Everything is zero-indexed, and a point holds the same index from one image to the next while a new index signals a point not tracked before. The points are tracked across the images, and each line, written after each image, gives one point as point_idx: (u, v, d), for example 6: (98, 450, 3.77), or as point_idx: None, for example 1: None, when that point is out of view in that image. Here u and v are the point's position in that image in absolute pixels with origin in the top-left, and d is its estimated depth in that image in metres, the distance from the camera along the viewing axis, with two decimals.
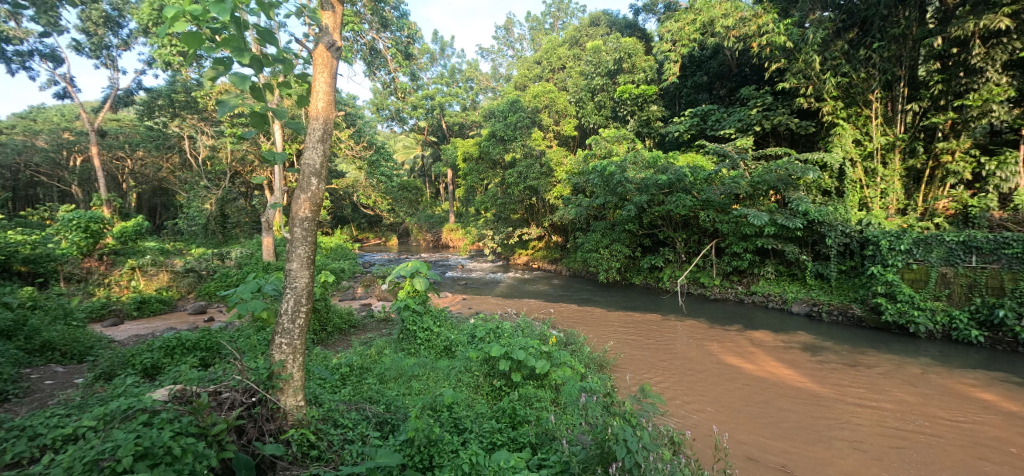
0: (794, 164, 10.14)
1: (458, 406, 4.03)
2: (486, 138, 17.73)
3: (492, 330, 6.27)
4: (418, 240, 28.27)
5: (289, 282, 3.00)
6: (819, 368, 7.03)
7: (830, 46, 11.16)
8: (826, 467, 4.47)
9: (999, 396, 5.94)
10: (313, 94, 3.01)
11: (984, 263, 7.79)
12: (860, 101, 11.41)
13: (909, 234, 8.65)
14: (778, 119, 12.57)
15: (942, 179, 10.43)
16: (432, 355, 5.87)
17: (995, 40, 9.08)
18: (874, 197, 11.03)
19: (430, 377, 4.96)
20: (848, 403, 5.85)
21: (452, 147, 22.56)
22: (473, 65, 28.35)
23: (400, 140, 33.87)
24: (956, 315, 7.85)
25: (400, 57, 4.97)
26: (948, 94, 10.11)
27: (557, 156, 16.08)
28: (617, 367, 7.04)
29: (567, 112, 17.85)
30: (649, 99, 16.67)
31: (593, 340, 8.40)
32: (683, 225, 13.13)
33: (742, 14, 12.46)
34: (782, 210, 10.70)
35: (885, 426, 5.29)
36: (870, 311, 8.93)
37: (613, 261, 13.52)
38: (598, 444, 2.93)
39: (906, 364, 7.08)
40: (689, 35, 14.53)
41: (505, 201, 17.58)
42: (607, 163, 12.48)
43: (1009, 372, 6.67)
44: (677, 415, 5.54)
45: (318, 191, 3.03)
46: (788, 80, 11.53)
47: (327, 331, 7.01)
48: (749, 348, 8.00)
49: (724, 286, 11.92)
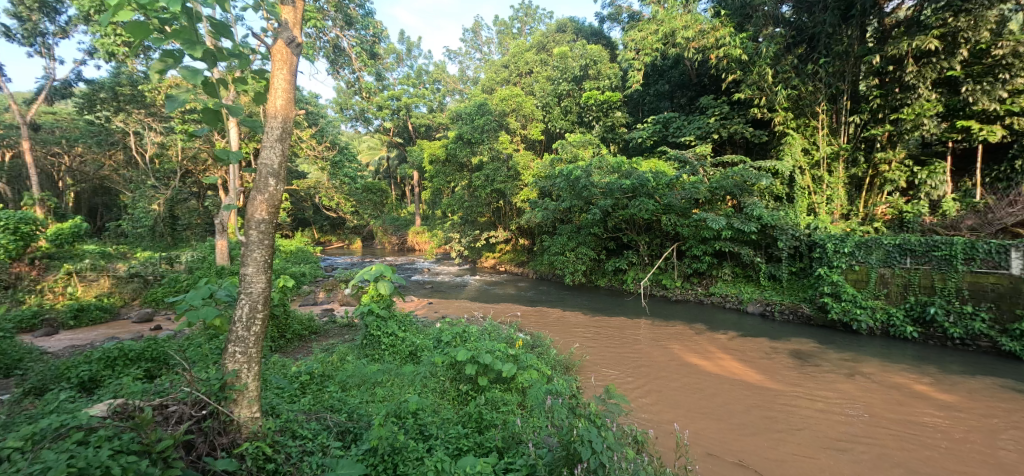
0: (749, 170, 10.61)
1: (424, 413, 3.98)
2: (453, 141, 17.59)
3: (458, 334, 6.23)
4: (383, 243, 27.77)
5: (244, 288, 2.86)
6: (772, 365, 7.36)
7: (781, 60, 11.81)
8: (779, 459, 4.69)
9: (931, 388, 6.42)
10: (271, 91, 2.90)
11: (917, 264, 8.38)
12: (808, 113, 12.11)
13: (852, 237, 9.26)
14: (734, 128, 13.17)
15: (880, 186, 11.21)
16: (397, 361, 5.74)
17: (925, 59, 9.88)
18: (821, 203, 11.72)
19: (395, 383, 4.86)
20: (800, 398, 6.16)
21: (418, 149, 22.29)
22: (440, 67, 28.11)
23: (365, 141, 33.22)
24: (893, 313, 8.43)
25: (365, 57, 4.88)
26: (886, 108, 10.83)
27: (524, 160, 16.22)
28: (583, 369, 7.14)
29: (534, 116, 18.04)
30: (613, 106, 17.17)
31: (559, 342, 8.49)
32: (646, 228, 13.49)
33: (701, 26, 12.95)
34: (738, 215, 11.16)
35: (834, 419, 5.59)
36: (818, 310, 9.46)
37: (578, 264, 13.74)
38: (564, 445, 2.97)
39: (851, 359, 7.54)
40: (651, 45, 15.02)
41: (472, 204, 17.53)
42: (573, 167, 12.67)
43: (940, 365, 7.22)
44: (640, 414, 5.67)
45: (276, 191, 2.91)
46: (743, 91, 12.15)
47: (286, 338, 6.75)
48: (709, 347, 8.31)
49: (685, 287, 12.34)
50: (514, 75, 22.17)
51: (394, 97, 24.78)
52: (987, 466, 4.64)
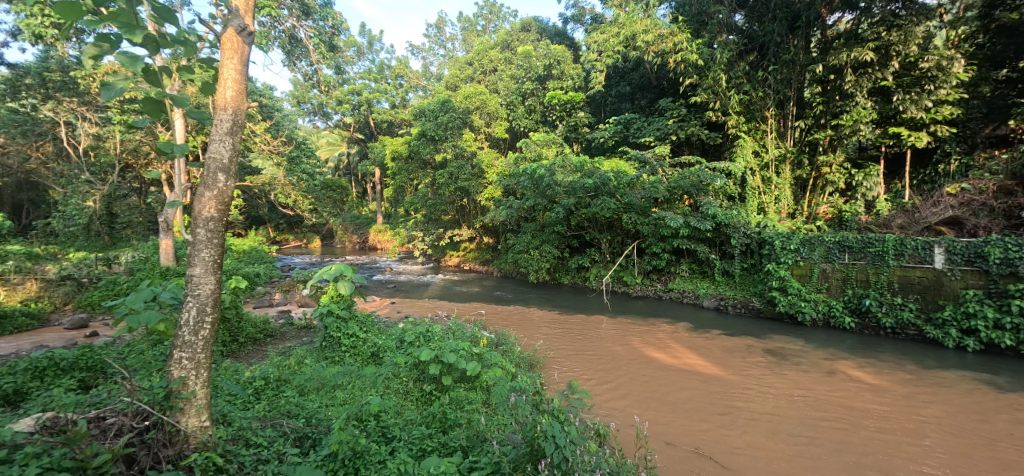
0: (704, 171, 11.06)
1: (386, 414, 3.92)
2: (416, 138, 17.21)
3: (422, 333, 6.15)
4: (343, 242, 27.01)
5: (192, 290, 2.71)
6: (726, 357, 7.71)
7: (734, 66, 12.38)
8: (731, 445, 4.93)
9: (868, 374, 6.90)
10: (221, 81, 2.75)
11: (855, 260, 9.00)
12: (758, 117, 12.73)
13: (797, 235, 9.85)
14: (691, 130, 13.68)
15: (823, 187, 11.98)
16: (357, 363, 5.60)
17: (862, 70, 10.60)
18: (769, 202, 12.38)
19: (356, 385, 4.74)
20: (751, 387, 6.46)
21: (380, 146, 21.80)
22: (403, 62, 27.49)
23: (325, 136, 32.13)
24: (833, 304, 9.02)
25: (323, 49, 4.69)
26: (827, 115, 11.55)
27: (488, 158, 16.20)
28: (547, 365, 7.23)
29: (498, 115, 17.97)
30: (576, 106, 17.47)
31: (523, 340, 8.54)
32: (608, 226, 13.77)
33: (660, 31, 13.26)
34: (694, 214, 11.58)
35: (783, 406, 5.89)
36: (767, 303, 10.02)
37: (542, 262, 13.95)
38: (528, 442, 3.01)
39: (798, 350, 7.99)
40: (613, 47, 15.59)
41: (436, 202, 17.31)
42: (537, 166, 12.77)
43: (875, 352, 7.78)
44: (602, 408, 5.79)
45: (227, 188, 2.78)
46: (699, 94, 12.67)
47: (239, 342, 6.44)
48: (667, 341, 8.61)
49: (645, 284, 12.74)
50: (478, 73, 22.07)
51: (355, 92, 24.12)
52: (918, 442, 5.02)
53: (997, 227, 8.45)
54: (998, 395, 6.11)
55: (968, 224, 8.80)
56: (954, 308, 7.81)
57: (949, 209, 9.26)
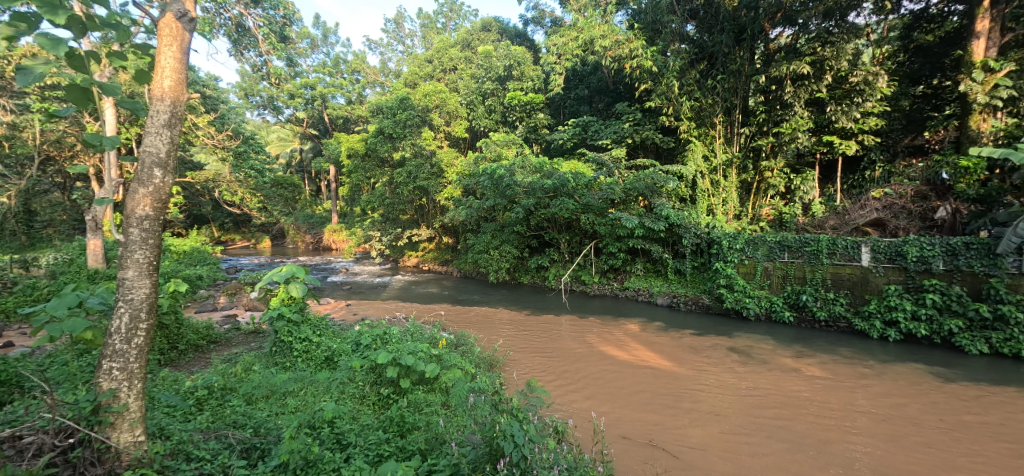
0: (658, 174, 11.46)
1: (341, 421, 3.81)
2: (373, 135, 16.74)
3: (379, 336, 6.00)
4: (296, 242, 25.96)
5: (124, 294, 2.53)
6: (677, 352, 8.04)
7: (686, 74, 12.90)
8: (682, 436, 5.15)
9: (806, 365, 7.38)
10: (157, 69, 2.57)
11: (793, 259, 9.62)
12: (708, 123, 13.31)
13: (742, 235, 10.40)
14: (646, 134, 14.18)
15: (765, 191, 12.73)
16: (310, 368, 5.39)
17: (800, 82, 11.35)
18: (718, 204, 13.00)
19: (308, 392, 4.56)
20: (701, 381, 6.76)
21: (335, 142, 21.08)
22: (360, 57, 26.68)
23: (275, 131, 30.68)
24: (775, 300, 9.62)
25: (274, 39, 4.49)
26: (770, 122, 12.31)
27: (447, 157, 16.03)
28: (506, 365, 7.25)
29: (458, 114, 17.73)
30: (536, 107, 17.66)
31: (483, 340, 8.53)
32: (567, 227, 13.99)
33: (617, 37, 13.65)
34: (648, 214, 11.98)
35: (730, 398, 6.18)
36: (716, 299, 10.55)
37: (502, 262, 14.02)
38: (487, 442, 3.01)
39: (743, 344, 8.45)
40: (572, 50, 15.91)
41: (394, 202, 16.95)
42: (496, 166, 12.79)
43: (812, 345, 8.34)
44: (560, 405, 5.88)
45: (164, 184, 2.60)
46: (654, 100, 13.12)
47: (178, 349, 6.03)
48: (623, 338, 8.88)
49: (602, 282, 13.06)
50: (438, 70, 21.77)
51: (308, 86, 23.18)
52: (848, 426, 5.41)
53: (914, 228, 9.42)
54: (916, 380, 6.69)
55: (890, 225, 9.70)
56: (878, 301, 8.50)
57: (874, 211, 10.10)
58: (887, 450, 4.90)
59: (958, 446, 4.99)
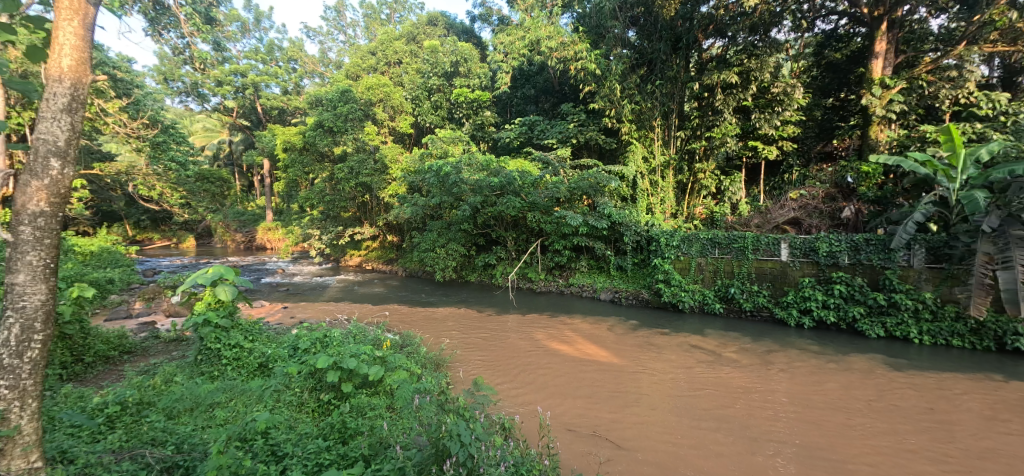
0: (601, 174, 11.82)
1: (276, 431, 3.62)
2: (311, 128, 15.89)
3: (319, 339, 5.71)
4: (225, 241, 24.16)
5: (13, 302, 2.26)
6: (619, 345, 8.36)
7: (627, 78, 13.40)
8: (623, 426, 5.34)
9: (735, 352, 7.92)
10: (54, 46, 2.29)
11: (723, 254, 10.32)
12: (647, 126, 13.83)
13: (678, 233, 10.98)
14: (589, 135, 14.63)
15: (698, 191, 13.55)
16: (242, 377, 5.05)
17: (729, 90, 12.16)
18: (656, 203, 13.61)
19: (239, 402, 4.27)
20: (641, 372, 7.07)
21: (269, 134, 19.81)
22: (297, 44, 25.24)
23: (201, 121, 28.37)
24: (707, 294, 10.29)
25: (198, 21, 4.18)
26: (702, 127, 13.09)
27: (392, 152, 15.58)
28: (452, 364, 7.20)
29: (403, 109, 17.25)
30: (482, 105, 17.63)
31: (429, 340, 8.41)
32: (514, 224, 14.10)
33: (562, 39, 13.94)
34: (592, 213, 12.36)
35: (668, 387, 6.50)
36: (654, 294, 11.11)
37: (448, 261, 13.86)
38: (433, 443, 2.99)
39: (680, 335, 8.93)
40: (518, 50, 16.02)
41: (335, 198, 16.25)
42: (442, 163, 12.58)
43: (740, 334, 8.97)
44: (507, 402, 5.91)
45: (63, 177, 2.34)
46: (597, 102, 13.56)
47: (85, 362, 5.44)
48: (568, 333, 9.11)
49: (548, 279, 13.31)
50: (381, 63, 21.01)
51: (237, 73, 21.56)
52: (772, 407, 5.86)
53: (824, 226, 10.44)
54: (827, 362, 7.40)
55: (805, 223, 10.69)
56: (795, 292, 9.32)
57: (791, 210, 11.02)
58: (803, 426, 5.37)
59: (863, 419, 5.55)
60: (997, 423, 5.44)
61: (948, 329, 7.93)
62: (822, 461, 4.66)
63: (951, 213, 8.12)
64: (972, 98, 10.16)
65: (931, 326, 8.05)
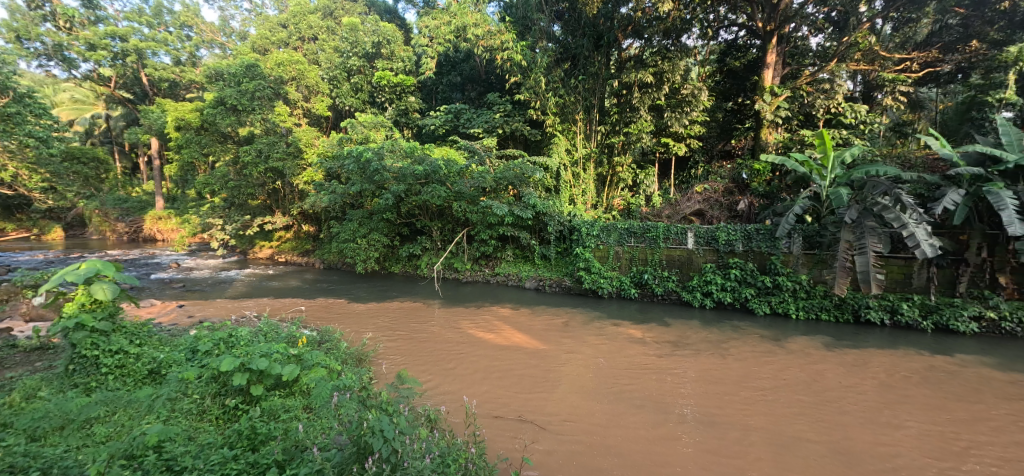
0: (526, 164, 12.02)
1: (172, 444, 3.25)
2: (211, 105, 14.29)
3: (223, 339, 5.19)
4: (103, 232, 21.08)
5: None
6: (542, 332, 8.65)
7: (552, 71, 13.69)
8: (546, 410, 5.55)
9: (647, 334, 8.56)
10: None
11: (638, 243, 11.06)
12: (570, 119, 14.18)
13: (598, 223, 11.55)
14: (515, 126, 14.77)
15: (616, 184, 14.25)
16: (127, 386, 4.46)
17: (645, 89, 12.90)
18: (578, 194, 14.10)
19: (126, 415, 3.78)
20: (562, 356, 7.39)
21: (157, 110, 17.46)
22: (193, 9, 22.45)
23: (70, 91, 24.30)
24: (624, 280, 10.98)
25: None
26: (621, 122, 13.74)
27: (307, 135, 14.52)
28: (375, 358, 6.99)
29: (319, 89, 16.10)
30: (407, 90, 17.11)
31: (350, 334, 8.07)
32: (439, 214, 13.86)
33: (489, 27, 13.89)
34: (517, 203, 12.54)
35: (588, 369, 6.86)
36: (576, 281, 11.62)
37: (370, 252, 13.30)
38: (355, 442, 2.89)
39: (600, 320, 9.44)
40: (444, 35, 15.66)
41: (240, 185, 14.84)
42: (363, 149, 11.98)
43: (652, 317, 9.70)
44: (433, 393, 5.87)
45: None
46: (523, 93, 13.67)
47: None
48: (494, 322, 9.25)
49: (474, 269, 13.34)
50: (294, 39, 19.39)
51: (114, 36, 18.66)
52: (679, 383, 6.41)
53: (723, 218, 11.57)
54: (724, 339, 8.27)
55: (708, 215, 11.76)
56: (698, 277, 10.28)
57: (697, 203, 12.03)
58: (703, 398, 5.95)
59: (752, 386, 6.28)
60: (852, 382, 6.45)
61: (819, 305, 9.20)
62: (720, 427, 5.19)
63: (822, 207, 9.36)
64: (840, 108, 11.76)
65: (806, 303, 9.29)
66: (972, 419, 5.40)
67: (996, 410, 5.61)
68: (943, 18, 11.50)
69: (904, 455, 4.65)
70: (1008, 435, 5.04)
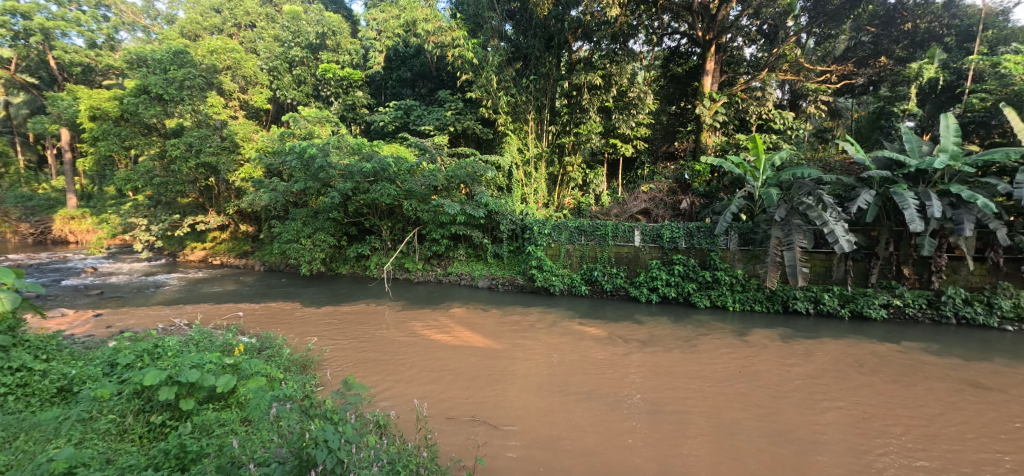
0: (478, 163, 11.98)
1: (84, 469, 2.95)
2: (133, 94, 13.10)
3: (147, 351, 4.79)
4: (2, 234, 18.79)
5: None
6: (496, 331, 8.66)
7: (504, 70, 13.72)
8: (499, 409, 5.56)
9: (598, 330, 8.80)
10: None
11: (588, 241, 11.38)
12: (522, 119, 14.27)
13: (549, 221, 11.74)
14: (467, 124, 14.66)
15: (567, 183, 14.52)
16: (29, 407, 4.00)
17: (594, 91, 13.27)
18: (530, 193, 14.22)
19: (28, 440, 3.40)
20: (515, 354, 7.45)
21: (69, 98, 15.78)
22: None
23: None
24: (574, 277, 11.23)
25: None
26: (571, 123, 14.04)
27: (244, 129, 13.65)
28: (321, 364, 6.72)
29: (257, 80, 15.18)
30: (354, 84, 16.53)
31: (293, 340, 7.71)
32: (389, 213, 13.52)
33: (440, 23, 13.75)
34: (470, 202, 12.45)
35: (540, 367, 6.95)
36: (528, 279, 11.75)
37: (316, 252, 12.72)
38: (296, 454, 2.76)
39: (553, 317, 9.59)
40: (393, 29, 15.31)
41: (168, 181, 13.72)
42: (307, 144, 11.44)
43: (602, 313, 9.99)
44: (382, 398, 5.72)
45: None
46: (474, 91, 13.60)
47: None
48: (447, 322, 9.15)
49: (426, 269, 13.13)
50: (228, 25, 18.14)
51: (15, 13, 16.90)
52: (628, 376, 6.62)
53: (667, 216, 12.13)
54: (670, 332, 8.65)
55: (653, 213, 12.28)
56: (645, 273, 10.71)
57: (643, 202, 12.51)
58: (649, 390, 6.18)
59: (694, 377, 6.62)
60: (783, 368, 6.95)
61: (752, 298, 9.86)
62: (665, 418, 5.43)
63: (755, 206, 10.03)
64: (770, 115, 12.65)
65: (741, 296, 9.92)
66: (886, 398, 5.95)
67: (905, 390, 6.22)
68: (857, 35, 13.10)
69: (830, 436, 5.04)
70: (916, 412, 5.61)
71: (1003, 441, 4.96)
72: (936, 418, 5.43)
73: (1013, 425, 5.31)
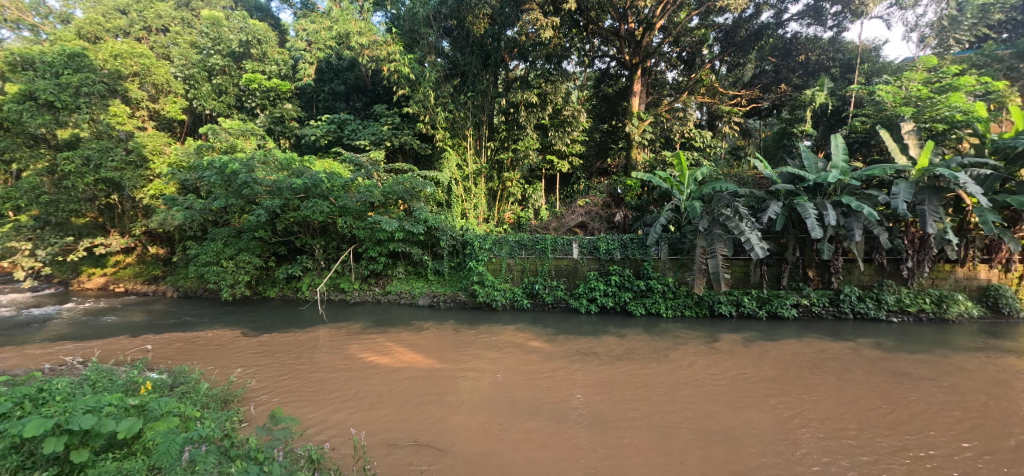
0: (417, 179, 11.78)
1: None
2: (14, 100, 11.53)
3: (30, 397, 4.15)
4: None
5: None
6: (439, 350, 8.48)
7: (441, 86, 13.70)
8: (442, 431, 5.42)
9: (541, 344, 8.90)
10: None
11: (529, 255, 11.54)
12: (460, 134, 14.27)
13: (490, 236, 11.77)
14: (404, 139, 14.39)
15: (507, 198, 14.70)
16: None
17: (531, 109, 13.60)
18: (470, 208, 14.18)
19: None
20: (459, 374, 7.32)
21: None
22: None
23: None
24: (516, 292, 11.31)
25: None
26: (509, 139, 14.29)
27: (153, 141, 12.44)
28: (246, 397, 6.19)
29: (170, 88, 13.88)
30: (282, 96, 15.75)
31: (213, 373, 7.05)
32: (322, 231, 12.94)
33: (374, 37, 13.44)
34: (408, 218, 12.18)
35: (484, 385, 6.88)
36: (470, 295, 11.66)
37: (239, 275, 11.77)
38: None
39: (496, 333, 9.56)
40: (324, 40, 14.73)
41: (58, 199, 12.16)
42: (228, 159, 10.68)
43: (544, 326, 10.13)
44: (317, 430, 5.37)
45: None
46: (411, 106, 13.41)
47: None
48: (387, 344, 8.82)
49: (362, 289, 12.60)
50: (136, 28, 16.54)
51: None
52: (571, 389, 6.74)
53: (602, 228, 12.62)
54: (610, 342, 8.95)
55: (589, 226, 12.74)
56: (584, 285, 11.03)
57: (579, 215, 12.96)
58: (591, 401, 6.34)
59: (633, 386, 6.87)
60: (712, 372, 7.42)
61: (683, 304, 10.47)
62: (607, 428, 5.57)
63: (681, 218, 10.71)
64: (692, 134, 13.64)
65: (673, 303, 10.50)
66: (801, 393, 6.53)
67: (817, 384, 6.85)
68: (761, 64, 14.62)
69: (756, 433, 5.43)
70: (828, 405, 6.19)
71: (896, 425, 5.60)
72: (841, 409, 6.04)
73: (901, 409, 6.04)
